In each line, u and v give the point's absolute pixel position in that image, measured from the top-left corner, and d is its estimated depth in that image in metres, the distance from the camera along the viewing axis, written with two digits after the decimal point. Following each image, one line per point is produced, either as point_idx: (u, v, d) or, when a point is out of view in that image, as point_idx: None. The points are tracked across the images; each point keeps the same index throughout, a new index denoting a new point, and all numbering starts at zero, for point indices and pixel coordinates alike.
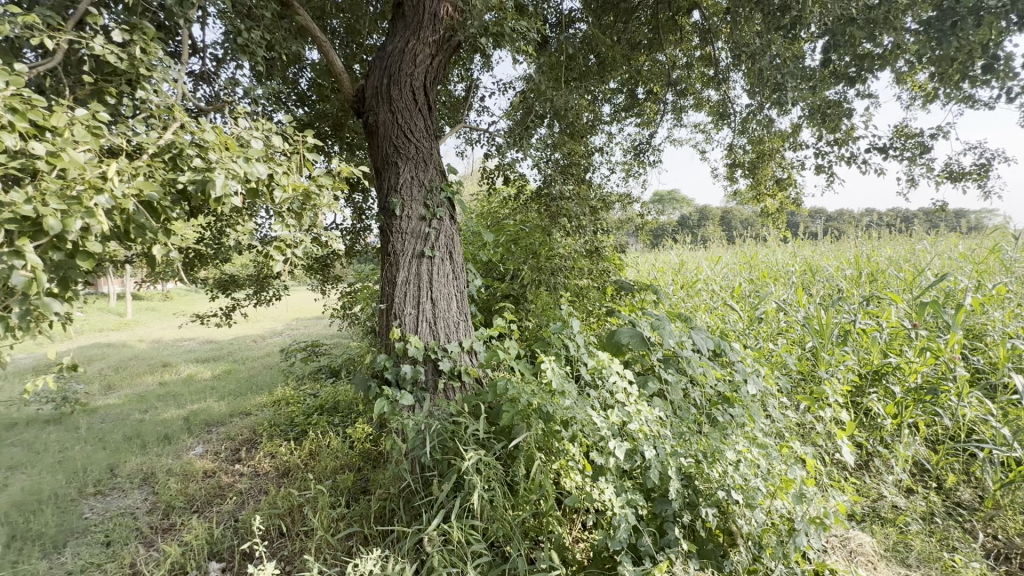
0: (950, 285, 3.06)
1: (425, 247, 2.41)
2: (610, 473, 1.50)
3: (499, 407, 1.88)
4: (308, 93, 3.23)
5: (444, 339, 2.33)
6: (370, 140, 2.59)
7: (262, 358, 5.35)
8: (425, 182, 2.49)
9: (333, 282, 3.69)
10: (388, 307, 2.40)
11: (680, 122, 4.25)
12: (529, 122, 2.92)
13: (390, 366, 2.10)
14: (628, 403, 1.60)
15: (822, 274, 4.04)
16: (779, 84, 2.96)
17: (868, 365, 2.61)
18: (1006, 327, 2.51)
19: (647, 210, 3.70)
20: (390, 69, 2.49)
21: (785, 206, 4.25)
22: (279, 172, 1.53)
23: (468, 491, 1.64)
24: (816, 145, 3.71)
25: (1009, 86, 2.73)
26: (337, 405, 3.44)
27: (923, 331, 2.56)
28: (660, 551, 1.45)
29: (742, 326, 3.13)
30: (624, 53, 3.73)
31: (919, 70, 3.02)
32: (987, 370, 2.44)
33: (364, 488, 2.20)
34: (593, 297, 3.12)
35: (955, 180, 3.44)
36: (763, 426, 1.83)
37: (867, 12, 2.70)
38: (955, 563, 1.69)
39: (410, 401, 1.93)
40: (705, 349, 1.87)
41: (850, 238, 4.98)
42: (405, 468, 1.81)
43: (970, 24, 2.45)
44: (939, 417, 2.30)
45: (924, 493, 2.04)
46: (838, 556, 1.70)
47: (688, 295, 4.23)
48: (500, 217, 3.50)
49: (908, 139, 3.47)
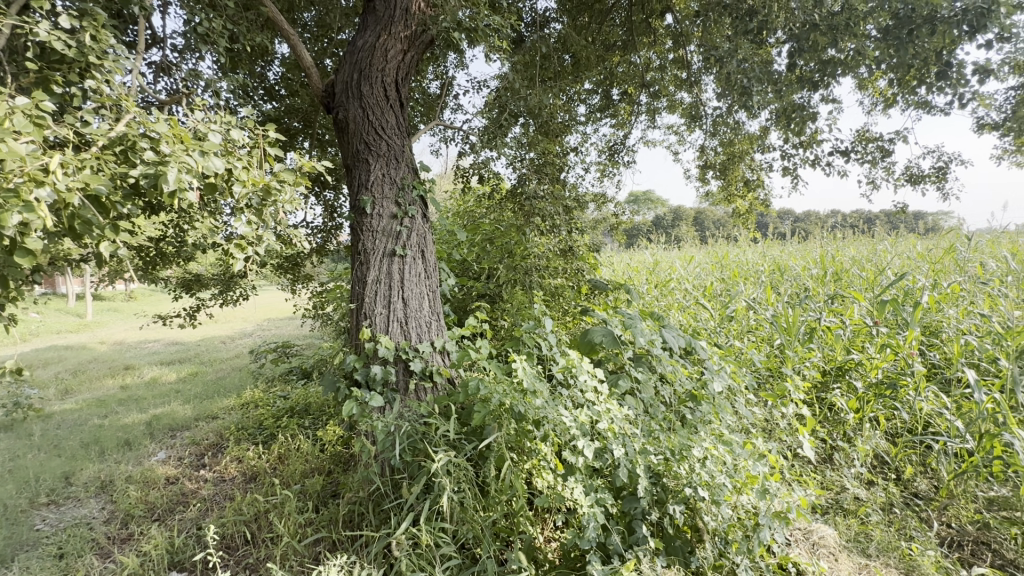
0: (909, 284, 3.18)
1: (396, 246, 2.37)
2: (579, 472, 1.49)
3: (470, 407, 1.87)
4: (276, 88, 3.13)
5: (415, 339, 2.30)
6: (339, 136, 2.54)
7: (230, 360, 5.20)
8: (396, 179, 2.45)
9: (304, 281, 3.62)
10: (358, 306, 2.35)
11: (654, 123, 4.31)
12: (503, 121, 2.90)
13: (359, 367, 2.06)
14: (598, 402, 1.60)
15: (789, 273, 4.16)
16: (745, 88, 2.99)
17: (833, 362, 2.69)
18: (961, 324, 2.61)
19: (622, 210, 3.74)
20: (360, 64, 2.44)
21: (755, 206, 4.31)
22: (238, 167, 1.47)
23: (438, 493, 1.61)
24: (783, 147, 3.82)
25: (962, 93, 2.88)
26: (308, 407, 3.36)
27: (884, 328, 2.65)
28: (629, 549, 1.46)
29: (713, 324, 3.19)
30: (598, 55, 3.77)
31: (879, 77, 3.14)
32: (943, 365, 2.55)
33: (334, 493, 2.15)
34: (568, 296, 3.11)
35: (915, 183, 3.57)
36: (730, 422, 1.86)
37: (829, 19, 2.74)
38: (913, 551, 1.75)
39: (380, 403, 1.88)
40: (676, 347, 1.90)
41: (817, 239, 5.14)
42: (374, 471, 1.78)
43: (925, 32, 2.61)
44: (898, 411, 2.39)
45: (884, 485, 2.12)
46: (800, 549, 1.69)
47: (661, 293, 4.29)
48: (476, 216, 3.49)
49: (869, 143, 3.59)
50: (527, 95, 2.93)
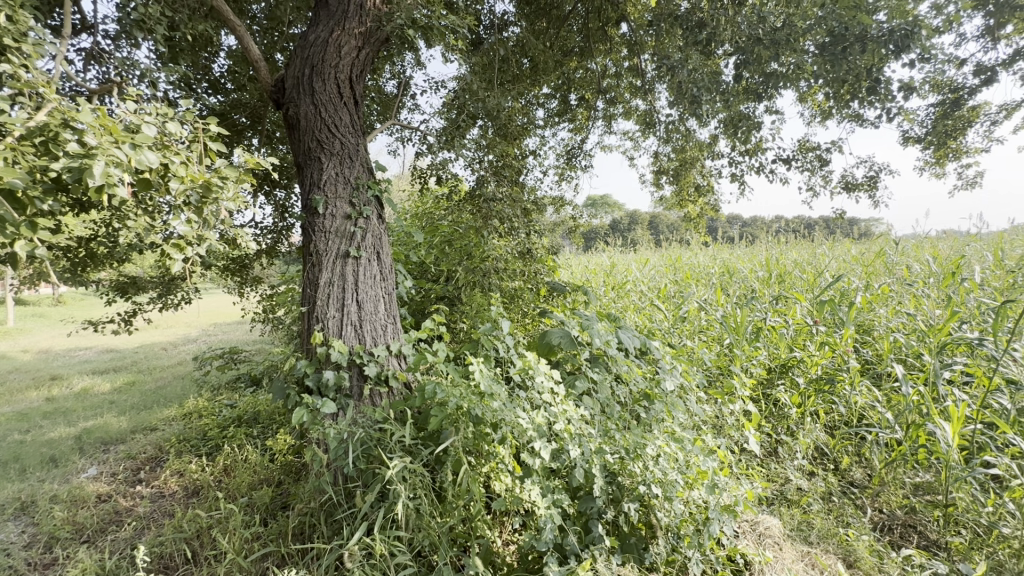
0: (845, 285, 3.39)
1: (350, 247, 2.30)
2: (536, 474, 1.50)
3: (427, 411, 1.83)
4: (222, 81, 2.99)
5: (370, 343, 2.24)
6: (290, 133, 2.45)
7: (172, 367, 4.90)
8: (350, 179, 2.39)
9: (253, 283, 3.46)
10: (310, 309, 2.27)
11: (610, 129, 4.41)
12: (461, 122, 2.91)
13: (311, 372, 1.99)
14: (554, 403, 1.61)
15: (738, 275, 4.35)
16: (696, 97, 3.04)
17: (777, 360, 2.82)
18: (890, 322, 2.82)
19: (580, 213, 3.80)
20: (312, 59, 2.36)
21: (706, 211, 4.47)
22: (175, 161, 1.38)
23: (393, 500, 1.58)
24: (731, 155, 3.98)
25: (890, 107, 3.18)
26: (257, 416, 3.22)
27: (823, 327, 2.81)
28: (586, 548, 1.47)
29: (667, 324, 3.30)
30: (556, 59, 3.82)
31: (817, 90, 3.34)
32: (874, 360, 2.73)
33: (284, 505, 2.07)
34: (526, 298, 3.05)
35: (850, 191, 3.82)
36: (682, 419, 1.91)
37: (772, 34, 2.91)
38: (849, 536, 1.86)
39: (332, 409, 1.82)
40: (630, 347, 1.94)
41: (762, 243, 5.41)
42: (327, 481, 1.72)
43: (857, 50, 2.83)
44: (836, 405, 2.54)
45: (823, 475, 2.24)
46: (747, 540, 1.70)
47: (618, 296, 4.39)
48: (434, 218, 3.44)
49: (809, 153, 3.81)
50: (485, 97, 2.93)
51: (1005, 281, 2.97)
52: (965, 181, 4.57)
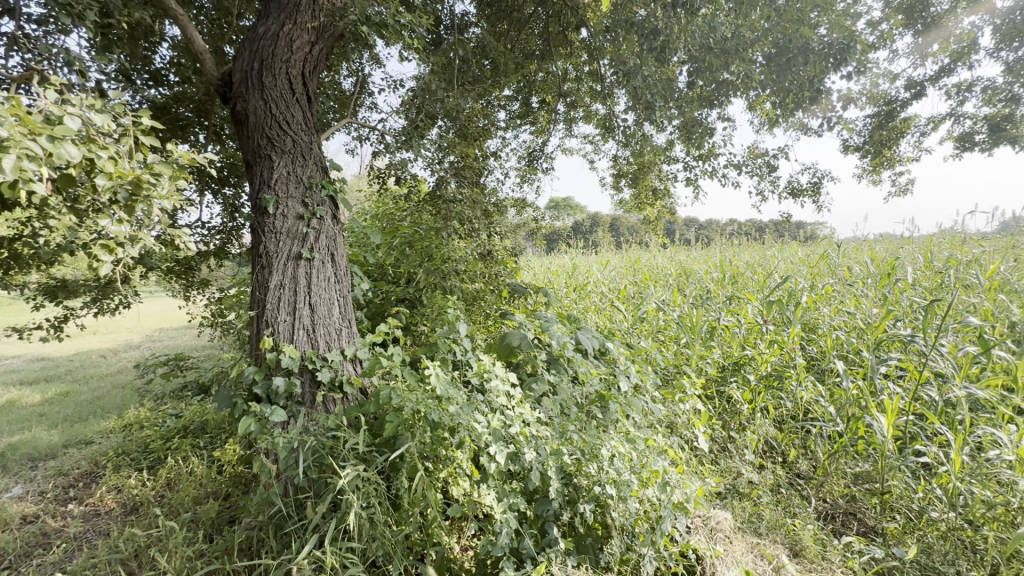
0: (793, 285, 3.56)
1: (302, 248, 2.22)
2: (492, 479, 1.48)
3: (382, 417, 1.79)
4: (164, 73, 2.83)
5: (324, 348, 2.16)
6: (238, 129, 2.34)
7: (112, 376, 4.56)
8: (303, 177, 2.30)
9: (200, 286, 3.29)
10: (259, 314, 2.17)
11: (571, 132, 4.46)
12: (419, 122, 2.87)
13: (259, 379, 1.90)
14: (511, 406, 1.60)
15: (694, 276, 4.50)
16: (649, 103, 3.17)
17: (730, 358, 2.92)
18: (833, 320, 2.98)
19: (541, 215, 3.82)
20: (262, 53, 2.27)
21: (663, 214, 4.61)
22: (103, 156, 1.29)
23: (345, 511, 1.52)
24: (685, 160, 4.11)
25: (830, 117, 3.38)
26: (205, 426, 3.07)
27: (771, 326, 2.93)
28: (542, 551, 1.47)
29: (627, 325, 3.37)
30: (517, 62, 3.82)
31: (764, 99, 3.49)
32: (819, 357, 2.86)
33: (232, 519, 1.97)
34: (489, 300, 2.97)
35: (795, 196, 4.02)
36: (637, 418, 1.96)
37: (722, 43, 3.03)
38: (795, 526, 1.94)
39: (282, 417, 1.75)
40: (588, 348, 1.96)
41: (717, 245, 5.62)
42: (276, 493, 1.65)
43: (800, 61, 3.08)
44: (783, 401, 2.66)
45: (772, 468, 2.33)
46: (699, 535, 1.74)
47: (580, 297, 4.45)
48: (395, 219, 3.35)
49: (757, 159, 3.97)
50: (444, 98, 2.91)
51: (933, 282, 3.18)
52: (898, 188, 4.89)
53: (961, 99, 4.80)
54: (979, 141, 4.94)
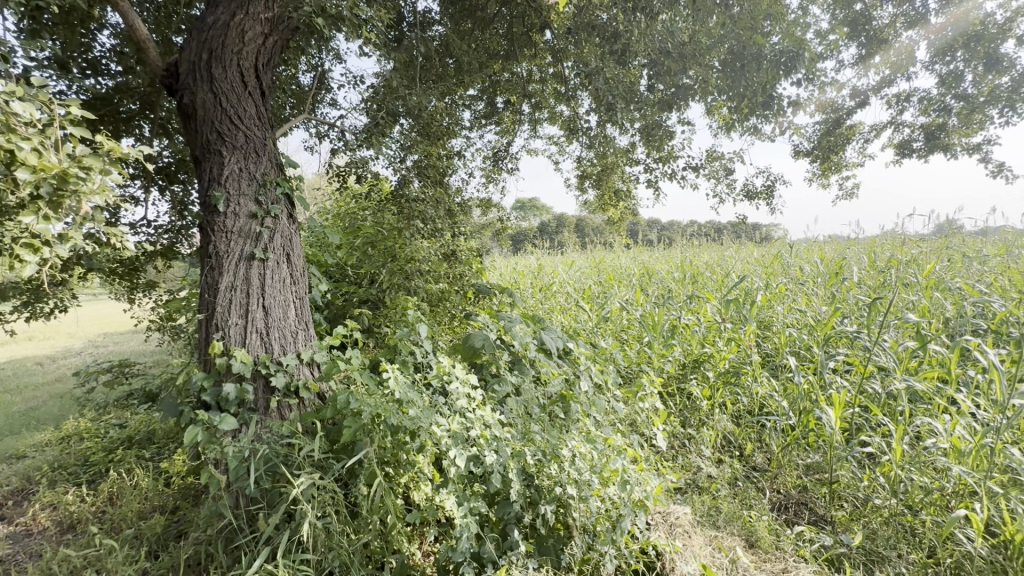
0: (749, 285, 3.70)
1: (255, 248, 2.12)
2: (452, 483, 1.46)
3: (340, 423, 1.73)
4: (104, 62, 2.66)
5: (279, 351, 2.08)
6: (185, 123, 2.23)
7: (49, 385, 4.16)
8: (256, 174, 2.21)
9: (146, 288, 3.11)
10: (208, 317, 2.07)
11: (536, 133, 4.48)
12: (380, 119, 2.81)
13: (208, 386, 1.81)
14: (472, 408, 1.58)
15: (656, 276, 4.60)
16: (610, 105, 3.18)
17: (690, 356, 2.99)
18: (786, 317, 3.10)
19: (506, 215, 3.81)
20: (211, 43, 2.16)
21: (626, 215, 4.69)
22: (24, 147, 1.19)
23: (299, 521, 1.46)
24: (647, 162, 4.19)
25: (782, 122, 3.52)
26: (152, 435, 2.90)
27: (729, 324, 3.04)
28: (503, 555, 1.46)
29: (591, 325, 3.41)
30: (481, 62, 3.80)
31: (721, 104, 3.60)
32: (773, 354, 2.97)
33: (179, 534, 1.86)
34: (453, 301, 2.90)
35: (751, 199, 4.16)
36: (599, 416, 1.97)
37: (679, 48, 3.12)
38: (751, 518, 1.99)
39: (232, 425, 1.65)
40: (551, 349, 1.97)
41: (678, 246, 5.77)
42: (225, 505, 1.57)
43: (753, 67, 3.22)
44: (740, 397, 2.74)
45: (730, 462, 2.40)
46: (659, 531, 1.76)
47: (545, 296, 4.48)
48: (357, 218, 3.28)
49: (715, 162, 4.09)
50: (406, 95, 2.88)
51: (877, 281, 3.36)
52: (845, 192, 5.15)
53: (900, 108, 5.10)
54: (917, 149, 5.25)
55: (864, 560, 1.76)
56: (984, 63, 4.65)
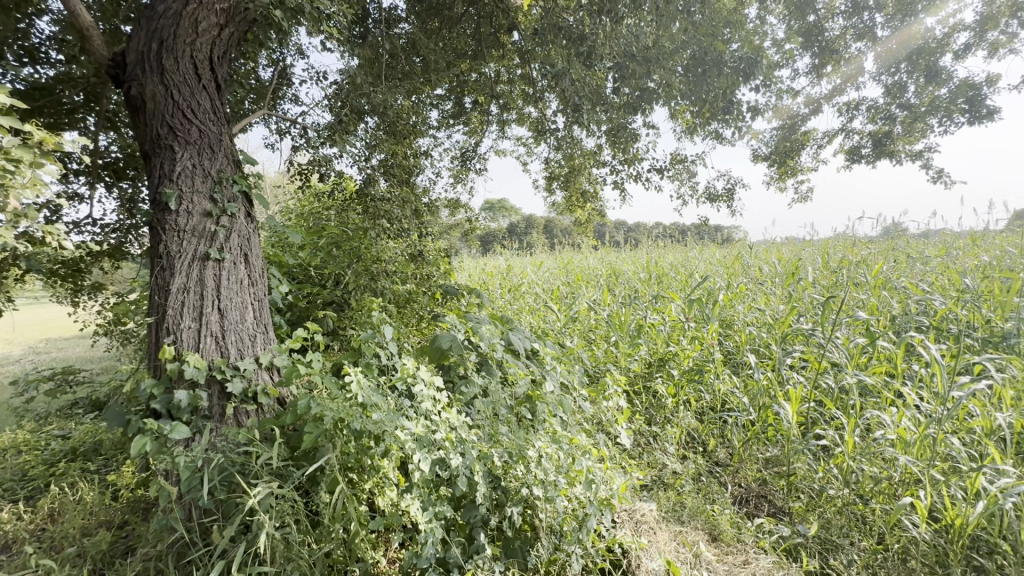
0: (711, 285, 3.81)
1: (210, 248, 2.03)
2: (417, 488, 1.43)
3: (301, 429, 1.67)
4: (43, 50, 2.49)
5: (235, 355, 1.99)
6: (133, 116, 2.11)
7: None
8: (211, 171, 2.11)
9: (92, 291, 2.93)
10: (158, 320, 1.97)
11: (504, 134, 4.47)
12: (344, 116, 2.74)
13: (158, 394, 1.71)
14: (438, 411, 1.55)
15: (623, 277, 4.67)
16: (577, 106, 3.23)
17: (656, 355, 3.05)
18: (746, 316, 3.21)
19: (475, 215, 3.79)
20: (161, 32, 2.06)
21: (593, 217, 4.75)
22: None
23: (257, 532, 1.40)
24: (613, 164, 4.25)
25: (742, 127, 3.63)
26: (99, 447, 2.73)
27: (692, 323, 3.13)
28: (469, 559, 1.45)
29: (559, 325, 3.44)
30: (448, 61, 3.76)
31: (684, 109, 3.69)
32: (734, 352, 3.05)
33: (126, 551, 1.75)
34: (420, 302, 2.87)
35: (712, 201, 4.28)
36: (565, 416, 1.98)
37: (643, 52, 3.18)
38: (713, 512, 2.04)
39: (185, 434, 1.59)
40: (519, 349, 1.96)
41: (644, 247, 5.88)
42: (177, 518, 1.49)
43: (714, 73, 3.31)
44: (703, 394, 2.80)
45: (694, 458, 2.45)
46: (625, 528, 1.77)
47: (514, 297, 4.49)
48: (321, 218, 3.19)
49: (678, 164, 4.19)
50: (370, 92, 2.82)
51: (829, 281, 3.51)
52: (800, 195, 5.37)
53: (850, 116, 5.35)
54: (865, 155, 5.52)
55: (820, 549, 1.83)
56: (924, 75, 4.92)
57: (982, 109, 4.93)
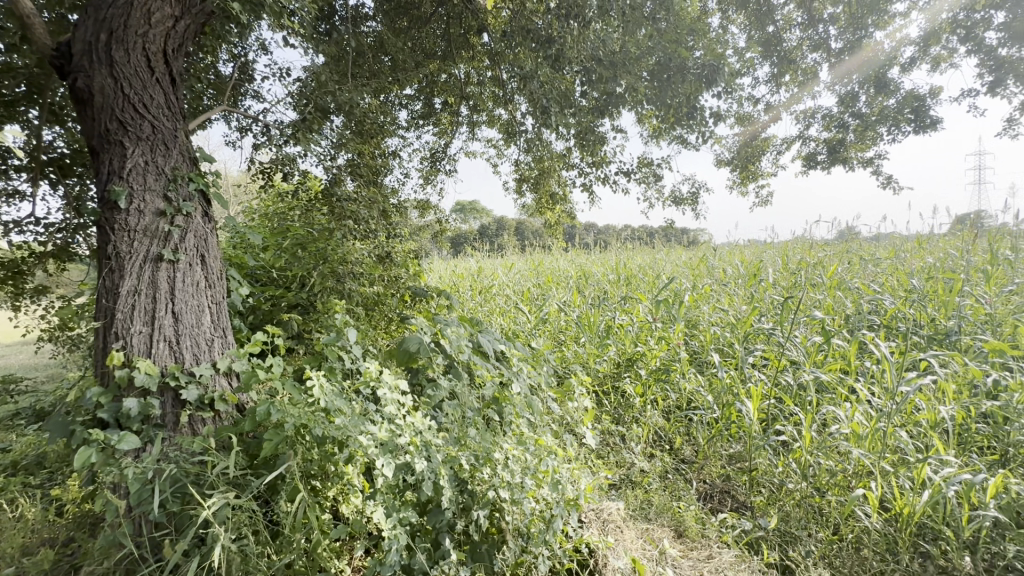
0: (678, 286, 3.90)
1: (163, 248, 1.94)
2: (381, 495, 1.40)
3: (260, 436, 1.62)
4: None
5: (191, 361, 1.91)
6: (79, 109, 2.00)
7: None
8: (164, 168, 2.02)
9: (35, 294, 2.76)
10: (106, 324, 1.86)
11: (474, 136, 4.46)
12: (309, 114, 2.68)
13: (106, 403, 1.62)
14: (403, 415, 1.53)
15: (593, 278, 4.73)
16: (545, 108, 3.26)
17: (624, 355, 3.10)
18: (710, 316, 3.30)
19: (445, 216, 3.76)
20: (111, 22, 1.96)
21: (563, 219, 4.78)
22: None
23: (212, 545, 1.34)
24: (581, 166, 4.29)
25: (705, 132, 3.73)
26: (42, 459, 2.57)
27: (659, 323, 3.19)
28: (435, 564, 1.43)
29: (530, 326, 3.46)
30: (417, 61, 3.72)
31: (650, 114, 3.77)
32: (699, 351, 3.12)
33: (70, 570, 1.64)
34: (389, 304, 2.82)
35: (678, 204, 4.38)
36: (532, 417, 1.98)
37: (610, 57, 3.22)
38: (679, 508, 2.08)
39: (134, 443, 1.51)
40: (488, 351, 1.95)
41: (614, 249, 5.97)
42: (125, 533, 1.41)
43: (678, 79, 3.39)
44: (670, 393, 2.86)
45: (661, 456, 2.49)
46: (592, 528, 1.79)
47: (484, 299, 4.47)
48: (285, 218, 3.10)
49: (645, 168, 4.27)
50: (335, 90, 2.76)
51: (789, 282, 3.64)
52: (761, 199, 5.55)
53: (807, 124, 5.57)
54: (821, 161, 5.76)
55: (780, 541, 1.89)
56: (874, 85, 5.21)
57: (926, 119, 5.20)
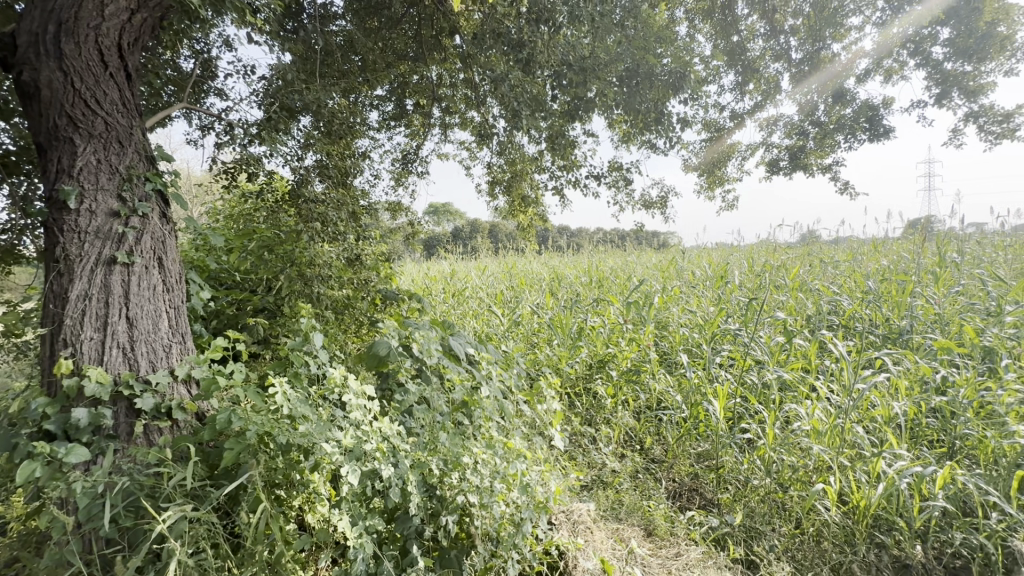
0: (648, 288, 3.97)
1: (117, 251, 1.86)
2: (347, 503, 1.37)
3: (221, 445, 1.56)
4: None
5: (147, 368, 1.83)
6: (25, 104, 1.89)
7: None
8: (118, 167, 1.93)
9: None
10: (54, 331, 1.77)
11: (446, 138, 4.43)
12: (274, 114, 2.62)
13: (53, 414, 1.54)
14: (370, 420, 1.50)
15: (565, 281, 4.76)
16: (516, 110, 3.27)
17: (596, 356, 3.13)
18: (679, 317, 3.37)
19: (417, 219, 3.72)
20: (59, 13, 1.85)
21: (535, 221, 4.80)
22: None
23: (168, 560, 1.29)
24: (553, 170, 4.32)
25: (673, 137, 3.81)
26: None
27: (630, 325, 3.24)
28: (402, 572, 1.40)
29: (503, 329, 3.45)
30: (388, 61, 3.69)
31: (620, 119, 3.83)
32: (669, 352, 3.17)
33: None
34: (358, 308, 2.77)
35: (648, 208, 4.46)
36: (503, 421, 1.98)
37: (580, 62, 3.25)
38: (649, 507, 2.11)
39: (84, 456, 1.44)
40: (458, 355, 1.94)
41: (586, 252, 6.04)
42: (73, 550, 1.34)
43: (646, 85, 3.46)
44: (640, 393, 2.90)
45: (631, 456, 2.51)
46: (563, 530, 1.79)
47: (457, 302, 4.45)
48: (251, 220, 3.01)
49: (615, 172, 4.33)
50: (303, 90, 2.71)
51: (755, 283, 3.75)
52: (728, 203, 5.71)
53: (770, 131, 5.76)
54: (783, 167, 5.96)
55: (744, 537, 1.93)
56: (832, 95, 5.42)
57: (880, 128, 5.44)
